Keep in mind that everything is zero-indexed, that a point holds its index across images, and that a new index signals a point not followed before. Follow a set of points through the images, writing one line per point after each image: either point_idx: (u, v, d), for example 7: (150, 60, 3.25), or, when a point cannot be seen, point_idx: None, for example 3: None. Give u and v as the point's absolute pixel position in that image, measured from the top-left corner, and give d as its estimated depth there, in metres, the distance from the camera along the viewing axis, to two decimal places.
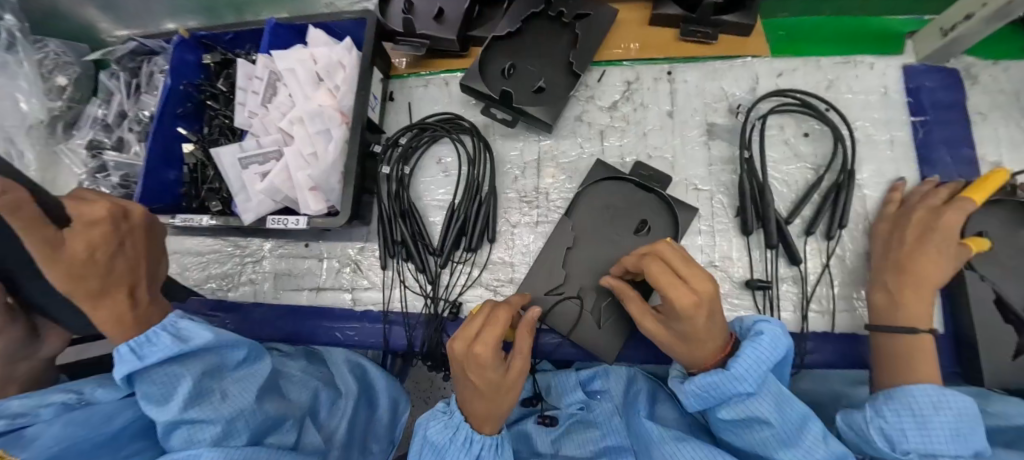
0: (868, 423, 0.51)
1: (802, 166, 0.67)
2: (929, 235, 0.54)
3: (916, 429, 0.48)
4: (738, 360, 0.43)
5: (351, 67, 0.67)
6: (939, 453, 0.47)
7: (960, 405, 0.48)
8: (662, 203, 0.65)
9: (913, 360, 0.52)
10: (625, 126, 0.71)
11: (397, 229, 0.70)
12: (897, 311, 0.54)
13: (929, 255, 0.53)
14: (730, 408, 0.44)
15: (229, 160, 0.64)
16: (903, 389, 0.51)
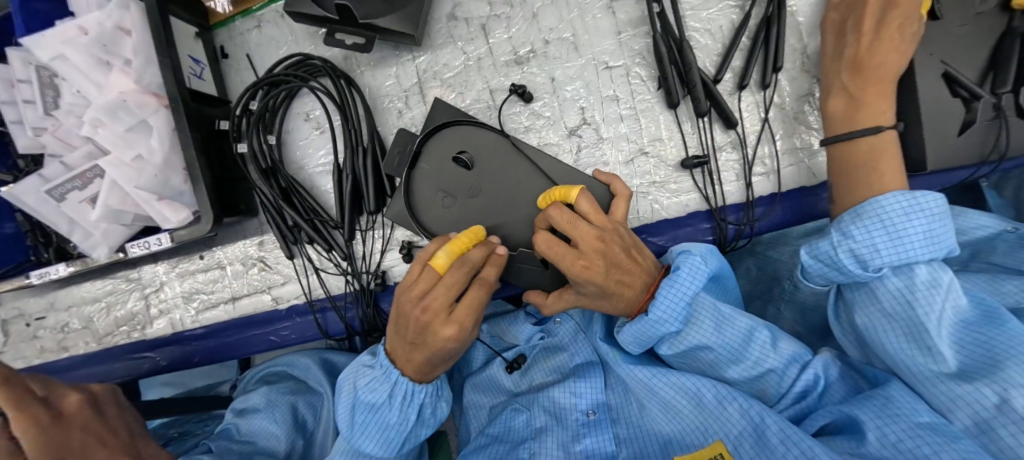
0: (838, 247, 0.46)
1: (725, 4, 0.55)
2: (889, 11, 0.47)
3: (889, 241, 0.44)
4: (656, 304, 0.45)
5: (137, 30, 0.51)
6: (914, 259, 0.44)
7: (927, 202, 0.44)
8: (491, 132, 0.54)
9: (878, 162, 0.47)
10: (509, 12, 0.57)
11: (286, 213, 0.60)
12: (857, 109, 0.48)
13: (890, 42, 0.47)
14: (669, 346, 0.48)
15: (38, 197, 0.51)
16: (869, 201, 0.45)
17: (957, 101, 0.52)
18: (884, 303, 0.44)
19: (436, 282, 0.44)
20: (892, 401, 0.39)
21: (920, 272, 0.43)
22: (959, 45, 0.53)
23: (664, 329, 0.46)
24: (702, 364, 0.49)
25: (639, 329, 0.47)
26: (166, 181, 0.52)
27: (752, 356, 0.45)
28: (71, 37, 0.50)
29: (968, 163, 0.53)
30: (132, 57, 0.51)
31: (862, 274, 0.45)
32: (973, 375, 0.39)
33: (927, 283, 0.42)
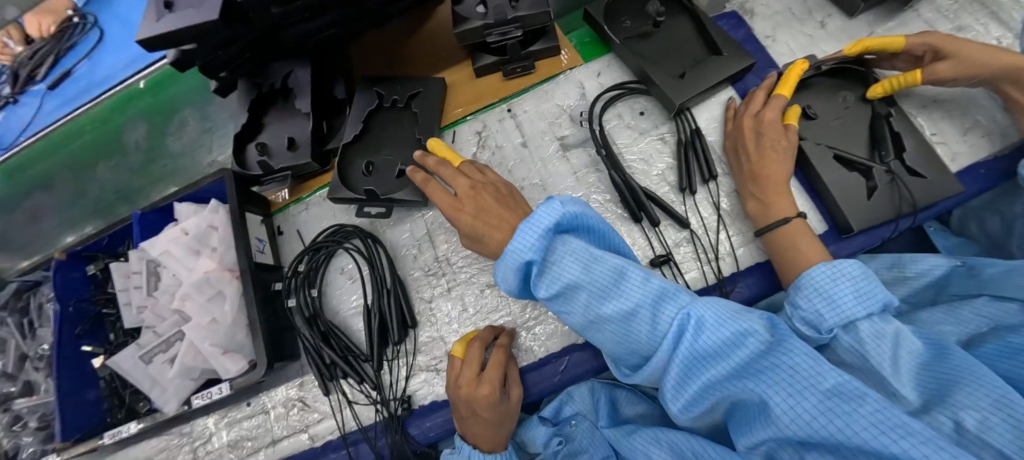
0: (793, 317, 0.55)
1: (650, 140, 0.73)
2: (761, 139, 0.63)
3: (828, 306, 0.52)
4: (523, 233, 0.48)
5: (223, 225, 0.70)
6: (854, 318, 0.51)
7: (848, 269, 0.52)
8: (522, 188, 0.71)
9: (798, 245, 0.58)
10: (491, 171, 0.76)
11: (325, 353, 0.70)
12: (767, 209, 0.61)
13: (770, 157, 0.62)
14: (547, 285, 0.50)
15: (133, 362, 0.64)
16: (803, 275, 0.55)
17: (855, 174, 0.65)
18: (848, 360, 0.51)
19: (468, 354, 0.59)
20: (797, 368, 0.42)
21: (863, 327, 0.50)
22: (838, 137, 0.68)
23: (563, 274, 0.49)
24: (602, 332, 0.51)
25: (507, 265, 0.49)
26: (233, 337, 0.64)
27: (625, 291, 0.48)
28: (176, 237, 0.69)
29: (889, 219, 0.64)
30: (217, 245, 0.68)
31: (819, 336, 0.53)
32: (932, 406, 0.44)
33: (872, 335, 0.49)
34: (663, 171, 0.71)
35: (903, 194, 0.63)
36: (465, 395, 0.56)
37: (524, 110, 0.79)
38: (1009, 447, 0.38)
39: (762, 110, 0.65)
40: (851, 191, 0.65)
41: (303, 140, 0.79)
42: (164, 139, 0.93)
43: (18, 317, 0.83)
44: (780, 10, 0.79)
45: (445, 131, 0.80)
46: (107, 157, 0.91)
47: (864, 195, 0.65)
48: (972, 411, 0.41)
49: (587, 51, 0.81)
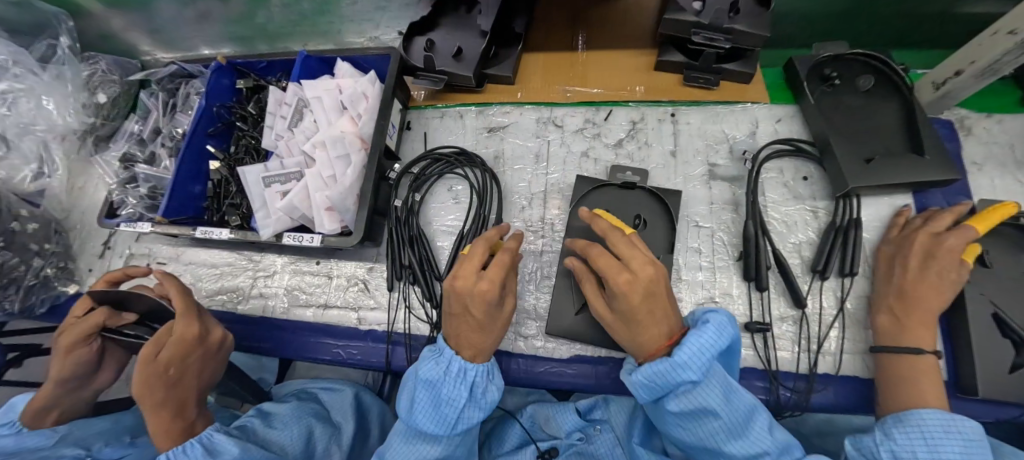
0: (878, 445, 0.50)
1: (801, 207, 0.69)
2: (928, 264, 0.56)
3: (928, 454, 0.47)
4: (683, 348, 0.45)
5: (374, 98, 0.72)
6: None
7: (969, 429, 0.47)
8: (652, 199, 0.69)
9: (920, 381, 0.53)
10: (629, 163, 0.74)
11: (405, 254, 0.72)
12: (902, 333, 0.55)
13: (930, 283, 0.55)
14: (679, 400, 0.47)
15: (254, 178, 0.68)
16: (913, 411, 0.50)
17: (1008, 342, 0.59)
18: None
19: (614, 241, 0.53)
20: None
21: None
22: (1008, 296, 0.61)
23: (682, 376, 0.45)
24: (701, 433, 0.48)
25: (657, 370, 0.46)
26: (343, 199, 0.67)
27: (751, 434, 0.47)
28: (331, 90, 0.73)
29: (1021, 404, 0.57)
30: (363, 113, 0.71)
31: None
32: None
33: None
34: (800, 243, 0.67)
35: None
36: (629, 306, 0.48)
37: (687, 122, 0.76)
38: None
39: (945, 233, 0.57)
40: (996, 357, 0.58)
41: (470, 54, 0.79)
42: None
43: (166, 96, 0.92)
44: (1001, 143, 0.71)
45: (601, 107, 0.79)
46: None
47: (1005, 368, 0.58)
48: None
49: (776, 92, 0.77)
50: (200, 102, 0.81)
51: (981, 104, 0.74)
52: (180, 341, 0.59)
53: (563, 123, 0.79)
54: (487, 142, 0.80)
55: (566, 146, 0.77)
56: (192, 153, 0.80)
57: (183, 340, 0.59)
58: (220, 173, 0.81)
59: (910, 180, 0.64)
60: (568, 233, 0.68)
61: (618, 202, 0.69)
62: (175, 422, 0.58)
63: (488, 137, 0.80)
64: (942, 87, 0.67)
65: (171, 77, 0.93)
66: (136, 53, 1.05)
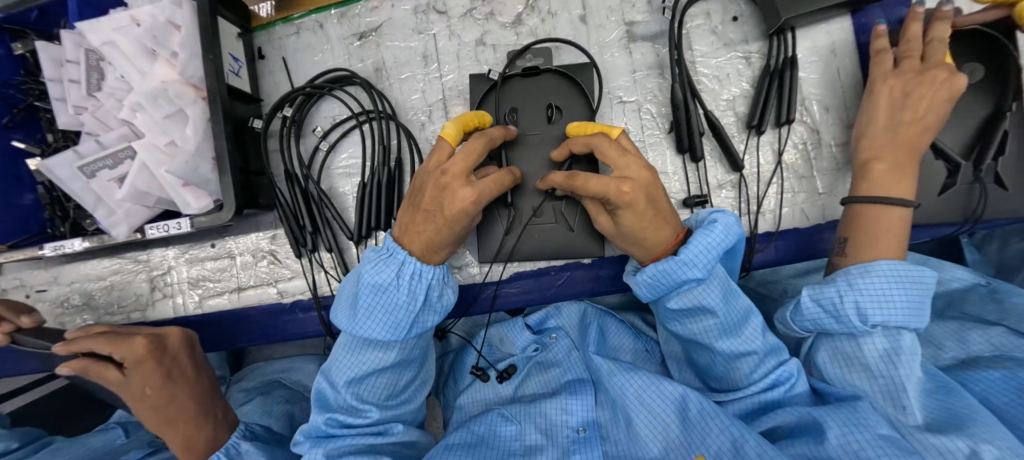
0: (843, 298, 0.48)
1: (732, 55, 0.60)
2: (930, 102, 0.51)
3: (886, 302, 0.47)
4: (689, 246, 0.46)
5: (188, 26, 0.54)
6: (902, 326, 0.47)
7: (923, 276, 0.47)
8: (560, 80, 0.58)
9: (900, 230, 0.51)
10: (534, 43, 0.61)
11: (303, 213, 0.62)
12: (887, 185, 0.52)
13: (912, 129, 0.52)
14: (679, 299, 0.48)
15: (70, 171, 0.53)
16: (876, 262, 0.49)
17: (942, 164, 0.57)
18: (868, 359, 0.48)
19: (601, 143, 0.46)
20: (859, 411, 0.42)
21: (903, 336, 0.47)
22: (947, 115, 0.57)
23: (687, 274, 0.46)
24: (694, 329, 0.50)
25: (662, 269, 0.47)
26: (195, 169, 0.54)
27: (743, 333, 0.49)
28: (124, 27, 0.54)
29: (954, 219, 0.57)
30: (179, 50, 0.54)
31: (860, 328, 0.48)
32: (944, 428, 0.43)
33: (908, 348, 0.47)
34: (734, 98, 0.60)
35: (971, 204, 0.56)
36: (636, 215, 0.44)
37: None
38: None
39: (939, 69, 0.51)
40: (929, 179, 0.57)
41: None
42: None
43: None
44: None
45: None
46: None
47: (937, 188, 0.57)
48: (992, 446, 0.38)
49: None
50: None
51: None
52: (134, 356, 0.54)
53: (446, 8, 0.63)
54: (362, 53, 0.64)
55: (456, 37, 0.63)
56: None
57: (132, 362, 0.54)
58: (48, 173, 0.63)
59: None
60: None
61: (524, 95, 0.58)
62: (195, 431, 0.58)
63: (362, 46, 0.64)
64: None
65: None
66: None
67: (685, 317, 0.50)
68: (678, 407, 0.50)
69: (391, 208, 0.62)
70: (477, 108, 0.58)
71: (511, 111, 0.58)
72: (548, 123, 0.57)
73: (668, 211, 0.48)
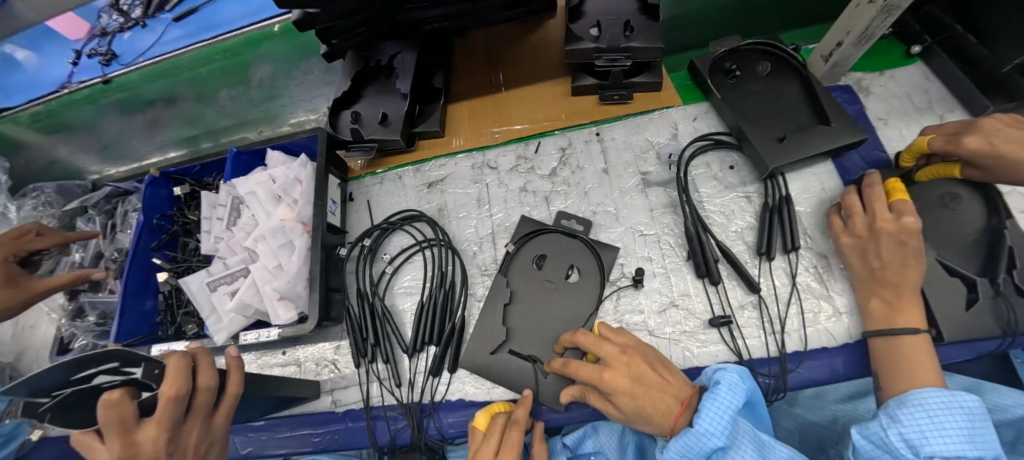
0: (887, 429, 0.51)
1: (733, 195, 0.72)
2: (898, 248, 0.57)
3: (935, 430, 0.49)
4: (701, 416, 0.48)
5: (307, 181, 0.73)
6: (960, 455, 0.48)
7: (963, 402, 0.50)
8: (576, 239, 0.71)
9: (920, 361, 0.54)
10: (566, 189, 0.76)
11: (368, 329, 0.71)
12: (894, 315, 0.57)
13: (904, 263, 0.57)
14: None
15: (197, 286, 0.68)
16: (911, 392, 0.52)
17: (956, 283, 0.61)
18: None
19: (590, 344, 0.57)
20: None
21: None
22: (946, 240, 0.63)
23: (711, 444, 0.48)
24: None
25: (684, 444, 0.48)
26: (293, 287, 0.67)
27: None
28: (264, 182, 0.74)
29: (993, 333, 0.58)
30: (299, 198, 0.72)
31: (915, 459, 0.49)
32: None
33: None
34: (742, 229, 0.69)
35: (1004, 318, 0.58)
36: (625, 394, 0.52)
37: (612, 137, 0.79)
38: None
39: (899, 214, 0.58)
40: (952, 296, 0.60)
41: (395, 118, 0.82)
42: (252, 71, 1.04)
43: (105, 219, 0.91)
44: (899, 96, 0.76)
45: (530, 140, 0.82)
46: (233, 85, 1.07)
47: (962, 306, 0.60)
48: None
49: (687, 92, 0.81)
50: (138, 218, 0.80)
51: (872, 64, 0.80)
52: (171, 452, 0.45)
53: (497, 164, 0.81)
54: (429, 197, 0.81)
55: (504, 185, 0.79)
56: (138, 272, 0.77)
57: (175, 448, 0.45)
58: (170, 284, 0.78)
59: (819, 151, 0.67)
60: (502, 271, 0.71)
61: (557, 246, 0.72)
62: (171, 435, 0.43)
63: (430, 191, 0.82)
64: (830, 58, 0.72)
65: (107, 199, 0.93)
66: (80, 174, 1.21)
67: None
68: None
69: (443, 324, 0.70)
70: (505, 262, 0.71)
71: (539, 257, 0.71)
72: (566, 281, 0.70)
73: (670, 378, 0.54)
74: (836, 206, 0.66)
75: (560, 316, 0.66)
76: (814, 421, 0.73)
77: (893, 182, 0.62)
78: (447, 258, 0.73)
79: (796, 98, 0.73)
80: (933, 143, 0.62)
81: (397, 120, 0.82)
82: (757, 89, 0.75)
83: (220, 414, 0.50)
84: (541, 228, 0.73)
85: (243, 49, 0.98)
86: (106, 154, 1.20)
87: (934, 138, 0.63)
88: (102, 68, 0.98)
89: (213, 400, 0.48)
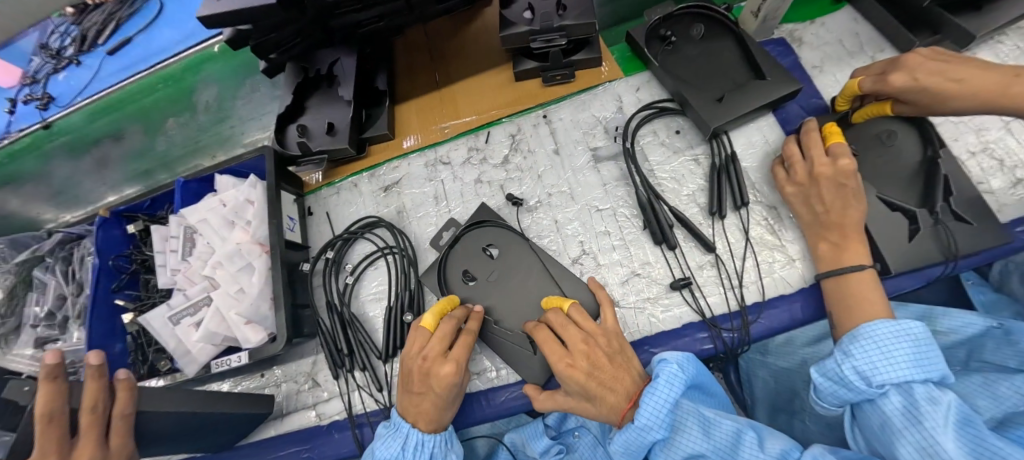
0: (842, 364, 0.53)
1: (682, 160, 0.73)
2: (837, 191, 0.59)
3: (884, 361, 0.51)
4: (641, 412, 0.51)
5: (259, 201, 0.73)
6: (909, 380, 0.50)
7: (906, 330, 0.52)
8: (513, 233, 0.72)
9: (867, 296, 0.56)
10: (520, 175, 0.77)
11: (341, 339, 0.71)
12: (841, 255, 0.59)
13: (844, 203, 0.59)
14: (665, 454, 0.53)
15: (160, 321, 0.67)
16: (861, 327, 0.54)
17: (898, 216, 0.63)
18: (892, 421, 0.49)
19: (557, 327, 0.58)
20: None
21: (917, 391, 0.49)
22: (886, 176, 0.65)
23: (651, 437, 0.51)
24: None
25: (629, 438, 0.52)
26: (257, 308, 0.66)
27: None
28: (215, 208, 0.73)
29: (936, 260, 0.61)
30: (252, 219, 0.71)
31: (868, 389, 0.51)
32: None
33: (927, 400, 0.48)
34: (693, 192, 0.71)
35: (945, 243, 0.60)
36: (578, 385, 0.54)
37: (559, 118, 0.80)
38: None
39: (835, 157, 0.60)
40: (895, 228, 0.62)
41: (341, 126, 0.81)
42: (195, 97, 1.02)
43: (62, 266, 0.89)
44: (830, 42, 0.77)
45: (480, 131, 0.82)
46: (178, 113, 1.04)
47: (905, 237, 0.62)
48: None
49: (628, 64, 0.82)
50: (93, 262, 0.79)
51: (803, 13, 0.81)
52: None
53: (450, 160, 0.81)
54: (387, 201, 0.81)
55: (459, 179, 0.79)
56: (101, 316, 0.76)
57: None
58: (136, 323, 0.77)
59: (756, 106, 0.69)
60: (449, 267, 0.71)
61: (498, 235, 0.72)
62: None
63: (387, 195, 0.81)
64: (760, 14, 0.73)
65: (61, 245, 0.91)
66: (36, 224, 1.18)
67: None
68: None
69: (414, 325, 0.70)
70: (447, 250, 0.71)
71: (485, 247, 0.71)
72: (517, 264, 0.70)
73: (624, 363, 0.56)
74: (779, 157, 0.68)
75: (525, 300, 0.67)
76: (786, 367, 0.75)
77: (829, 127, 0.64)
78: (410, 260, 0.73)
79: (731, 57, 0.74)
80: (863, 87, 0.63)
81: (343, 128, 0.81)
82: (694, 53, 0.76)
83: (116, 434, 0.47)
84: (481, 220, 0.73)
85: (185, 75, 0.95)
86: (59, 201, 1.17)
87: (864, 81, 0.64)
88: (41, 113, 0.97)
89: (95, 428, 0.46)
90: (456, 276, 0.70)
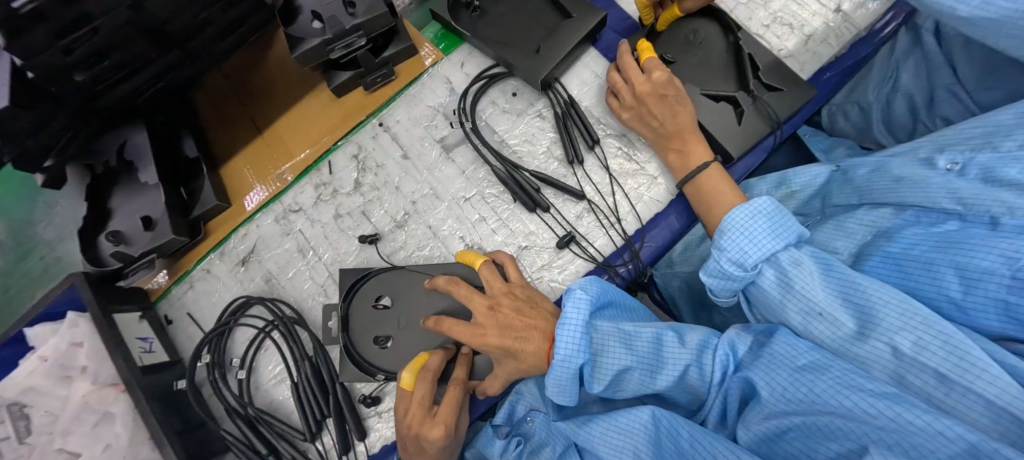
0: (719, 260, 0.56)
1: (527, 120, 0.72)
2: (663, 103, 0.61)
3: (749, 243, 0.54)
4: (562, 336, 0.50)
5: (88, 339, 0.61)
6: (772, 252, 0.54)
7: (759, 206, 0.55)
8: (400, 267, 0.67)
9: (720, 191, 0.60)
10: (378, 194, 0.71)
11: (254, 441, 0.64)
12: (687, 159, 0.62)
13: (672, 112, 0.61)
14: (598, 380, 0.52)
15: None
16: (724, 219, 0.57)
17: (723, 103, 0.67)
18: (771, 293, 0.53)
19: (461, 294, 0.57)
20: (778, 353, 0.46)
21: (783, 259, 0.53)
22: (704, 71, 0.69)
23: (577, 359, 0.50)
24: (631, 386, 0.53)
25: (557, 369, 0.50)
26: (135, 457, 0.58)
27: (667, 360, 0.51)
28: (35, 369, 0.60)
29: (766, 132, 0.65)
30: (87, 363, 0.60)
31: (744, 274, 0.54)
32: (862, 320, 0.45)
33: (791, 264, 0.52)
34: (548, 148, 0.70)
35: (767, 113, 0.66)
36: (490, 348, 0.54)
37: (396, 121, 0.74)
38: (943, 366, 0.39)
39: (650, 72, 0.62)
40: (725, 114, 0.67)
41: (160, 216, 0.70)
42: None
43: None
44: None
45: (321, 164, 0.75)
46: None
47: (734, 120, 0.66)
48: (903, 334, 0.42)
49: (444, 42, 0.77)
50: None
51: None
52: None
53: (300, 206, 0.74)
54: (250, 275, 0.72)
55: (318, 222, 0.72)
56: None
57: None
58: None
59: (572, 46, 0.69)
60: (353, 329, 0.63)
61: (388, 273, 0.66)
62: None
63: (248, 268, 0.73)
64: None
65: None
66: None
67: (616, 385, 0.53)
68: (650, 436, 0.48)
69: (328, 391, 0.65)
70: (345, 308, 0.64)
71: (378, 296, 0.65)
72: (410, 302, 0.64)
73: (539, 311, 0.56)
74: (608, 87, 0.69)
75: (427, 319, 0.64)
76: (691, 271, 0.80)
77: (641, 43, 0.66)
78: (297, 327, 0.67)
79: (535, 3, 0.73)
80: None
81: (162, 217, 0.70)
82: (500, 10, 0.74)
83: None
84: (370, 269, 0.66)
85: None
86: None
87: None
88: None
89: None
90: (367, 340, 0.63)
